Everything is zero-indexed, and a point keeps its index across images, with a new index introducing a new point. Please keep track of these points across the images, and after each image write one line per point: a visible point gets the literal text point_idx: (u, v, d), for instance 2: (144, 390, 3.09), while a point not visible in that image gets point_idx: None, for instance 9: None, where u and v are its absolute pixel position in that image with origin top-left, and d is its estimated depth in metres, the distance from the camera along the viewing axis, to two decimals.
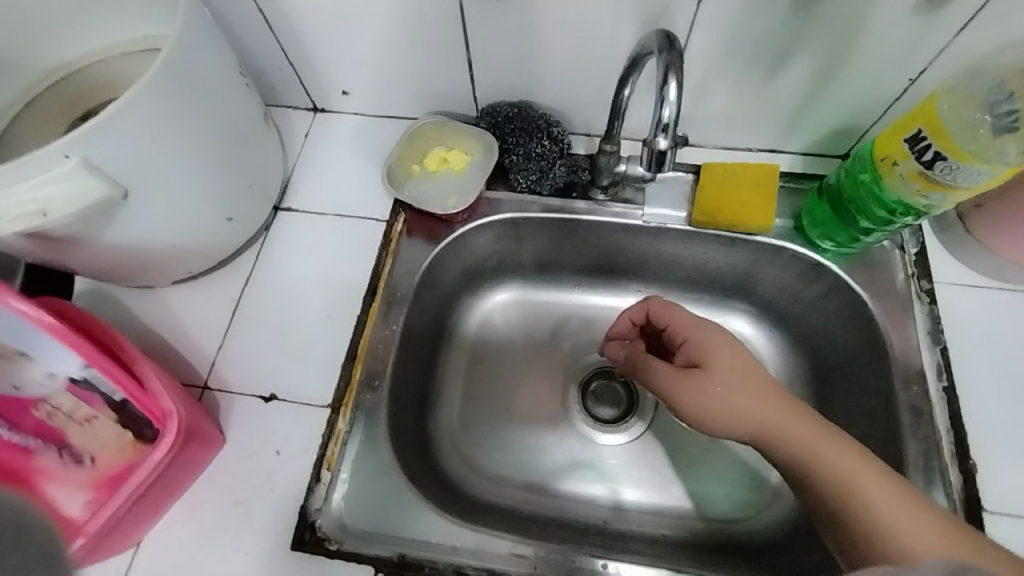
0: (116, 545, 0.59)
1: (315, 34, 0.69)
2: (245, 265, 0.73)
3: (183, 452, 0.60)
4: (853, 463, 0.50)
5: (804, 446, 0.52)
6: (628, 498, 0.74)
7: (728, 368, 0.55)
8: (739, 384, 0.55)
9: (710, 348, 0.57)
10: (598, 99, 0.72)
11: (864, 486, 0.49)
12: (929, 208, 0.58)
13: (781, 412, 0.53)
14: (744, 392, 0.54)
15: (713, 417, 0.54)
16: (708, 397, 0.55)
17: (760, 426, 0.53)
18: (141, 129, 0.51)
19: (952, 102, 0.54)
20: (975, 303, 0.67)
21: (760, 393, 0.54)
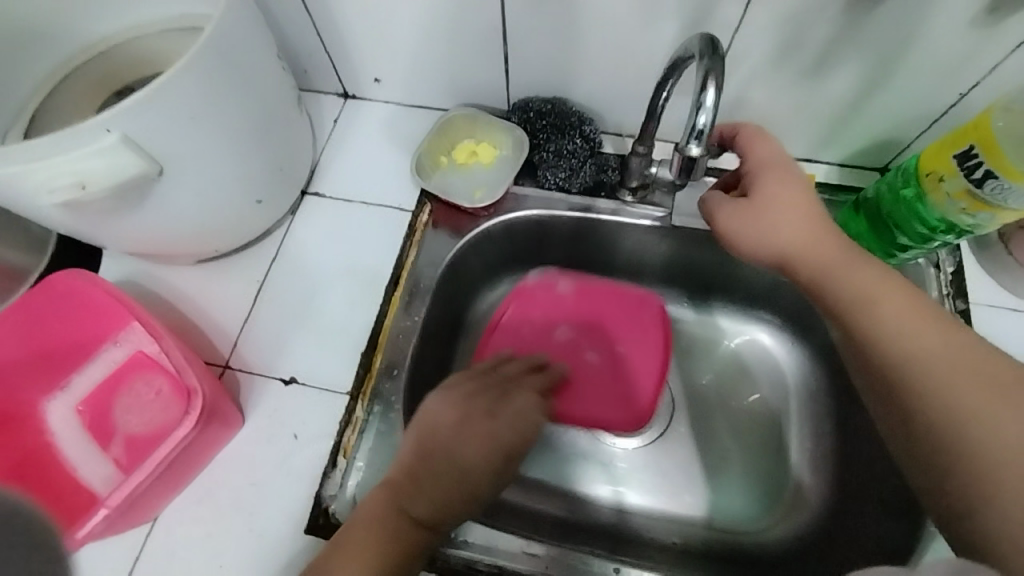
0: (136, 517, 0.60)
1: (351, 21, 0.69)
2: (270, 248, 0.74)
3: (205, 432, 0.60)
4: (932, 330, 0.45)
5: (849, 284, 0.49)
6: (632, 502, 0.73)
7: (793, 207, 0.53)
8: (805, 226, 0.52)
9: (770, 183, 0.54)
10: (633, 98, 0.71)
11: (911, 343, 0.44)
12: (974, 227, 0.56)
13: (822, 247, 0.51)
14: (784, 220, 0.52)
15: (751, 232, 0.53)
16: (768, 229, 0.53)
17: (822, 273, 0.50)
18: (179, 107, 0.51)
19: (1008, 119, 0.52)
20: (1012, 327, 0.65)
21: (804, 225, 0.52)
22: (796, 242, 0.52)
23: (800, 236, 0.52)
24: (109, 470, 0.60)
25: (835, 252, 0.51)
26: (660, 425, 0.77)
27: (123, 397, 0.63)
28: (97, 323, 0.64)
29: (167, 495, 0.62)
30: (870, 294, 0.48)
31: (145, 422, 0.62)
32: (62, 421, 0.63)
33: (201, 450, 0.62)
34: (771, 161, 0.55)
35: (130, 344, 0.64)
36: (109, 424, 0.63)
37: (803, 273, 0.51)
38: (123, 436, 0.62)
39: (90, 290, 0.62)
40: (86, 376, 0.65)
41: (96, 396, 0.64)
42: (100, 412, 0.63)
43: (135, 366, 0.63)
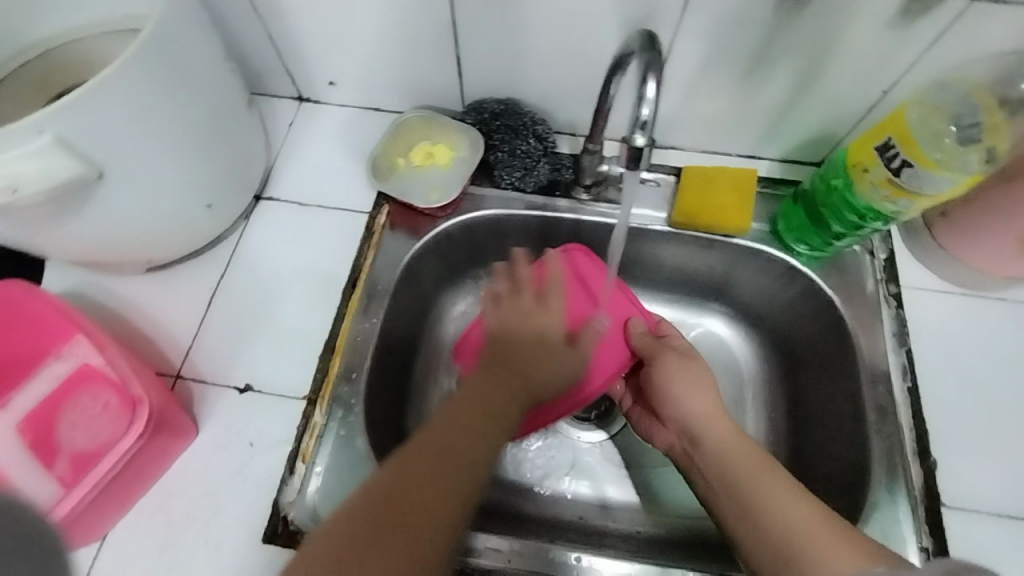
0: (80, 535, 0.57)
1: (301, 24, 0.69)
2: (223, 253, 0.73)
3: (153, 443, 0.58)
4: (786, 492, 0.51)
5: (734, 462, 0.55)
6: (609, 496, 0.75)
7: (693, 389, 0.63)
8: (706, 407, 0.61)
9: (675, 365, 0.65)
10: (582, 99, 0.73)
11: (768, 503, 0.51)
12: (896, 214, 0.60)
13: (719, 427, 0.59)
14: (686, 394, 0.63)
15: (667, 399, 0.64)
16: (679, 406, 0.63)
17: (716, 445, 0.58)
18: (117, 110, 0.50)
19: (919, 113, 0.56)
20: (938, 307, 0.70)
21: (701, 401, 0.62)
22: (699, 422, 0.60)
23: (701, 412, 0.61)
24: (50, 489, 0.58)
25: (727, 429, 0.58)
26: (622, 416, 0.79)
27: (67, 411, 0.61)
28: (38, 336, 0.62)
29: (117, 509, 0.59)
30: (745, 472, 0.54)
31: (91, 438, 0.59)
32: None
33: (152, 461, 0.60)
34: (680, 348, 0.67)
35: (74, 358, 0.61)
36: (52, 442, 0.60)
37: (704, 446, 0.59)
38: (67, 454, 0.59)
39: (29, 303, 0.60)
40: (27, 389, 0.62)
41: (37, 412, 0.61)
42: (42, 427, 0.61)
43: (78, 380, 0.61)
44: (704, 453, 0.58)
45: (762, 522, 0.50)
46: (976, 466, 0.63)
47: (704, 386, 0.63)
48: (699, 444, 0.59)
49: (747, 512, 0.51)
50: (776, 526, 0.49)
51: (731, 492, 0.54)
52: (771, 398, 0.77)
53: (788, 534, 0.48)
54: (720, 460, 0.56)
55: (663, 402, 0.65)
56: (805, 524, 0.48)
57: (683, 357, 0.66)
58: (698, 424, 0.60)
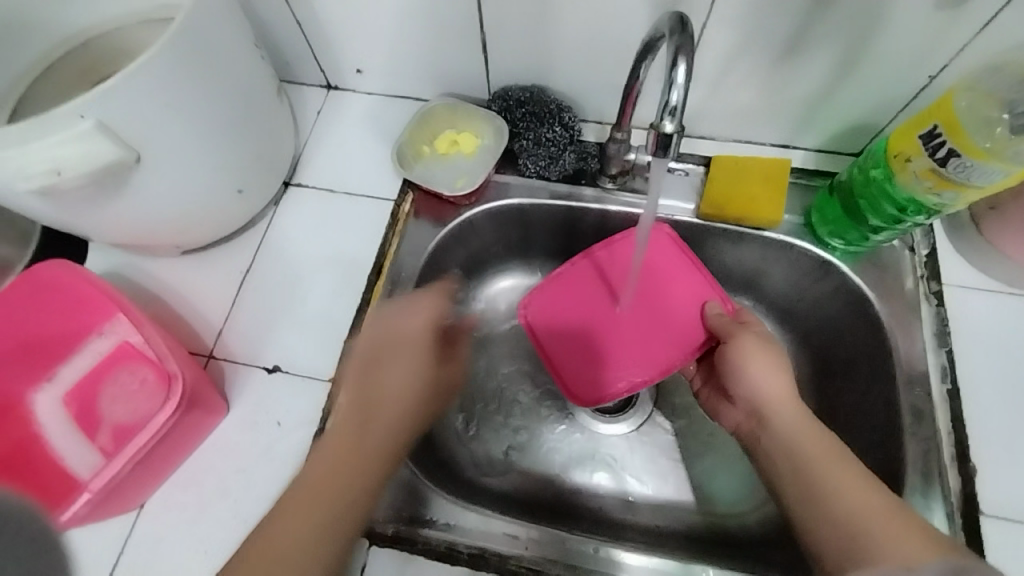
0: (119, 504, 0.60)
1: (329, 12, 0.69)
2: (253, 238, 0.75)
3: (185, 420, 0.61)
4: (860, 486, 0.49)
5: (812, 448, 0.52)
6: (631, 489, 0.74)
7: (765, 371, 0.59)
8: (781, 391, 0.58)
9: (749, 344, 0.61)
10: (609, 87, 0.72)
11: (846, 493, 0.49)
12: (941, 207, 0.57)
13: (795, 410, 0.56)
14: (762, 372, 0.59)
15: (739, 375, 0.60)
16: (749, 387, 0.59)
17: (791, 429, 0.54)
18: (153, 96, 0.51)
19: (969, 100, 0.53)
20: (983, 306, 0.66)
21: (778, 384, 0.58)
22: (771, 406, 0.57)
23: (775, 396, 0.57)
24: (94, 458, 0.61)
25: (802, 417, 0.55)
26: (645, 409, 0.78)
27: (110, 386, 0.64)
28: (79, 316, 0.64)
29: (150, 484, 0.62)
30: (822, 460, 0.51)
31: (130, 412, 0.63)
32: (47, 412, 0.64)
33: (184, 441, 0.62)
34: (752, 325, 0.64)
35: (115, 335, 0.64)
36: (95, 414, 0.63)
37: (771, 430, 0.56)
38: (110, 425, 0.63)
39: (69, 285, 0.63)
40: (71, 364, 0.65)
41: (81, 386, 0.65)
42: (86, 401, 0.64)
43: (119, 356, 0.64)
44: (774, 437, 0.55)
45: (831, 512, 0.48)
46: (1019, 474, 0.60)
47: (782, 369, 0.59)
48: (767, 425, 0.56)
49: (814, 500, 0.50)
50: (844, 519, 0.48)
51: (799, 478, 0.51)
52: (799, 395, 0.75)
53: (857, 528, 0.47)
54: (793, 442, 0.53)
55: (732, 381, 0.61)
56: (877, 523, 0.46)
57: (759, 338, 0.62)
58: (768, 408, 0.57)
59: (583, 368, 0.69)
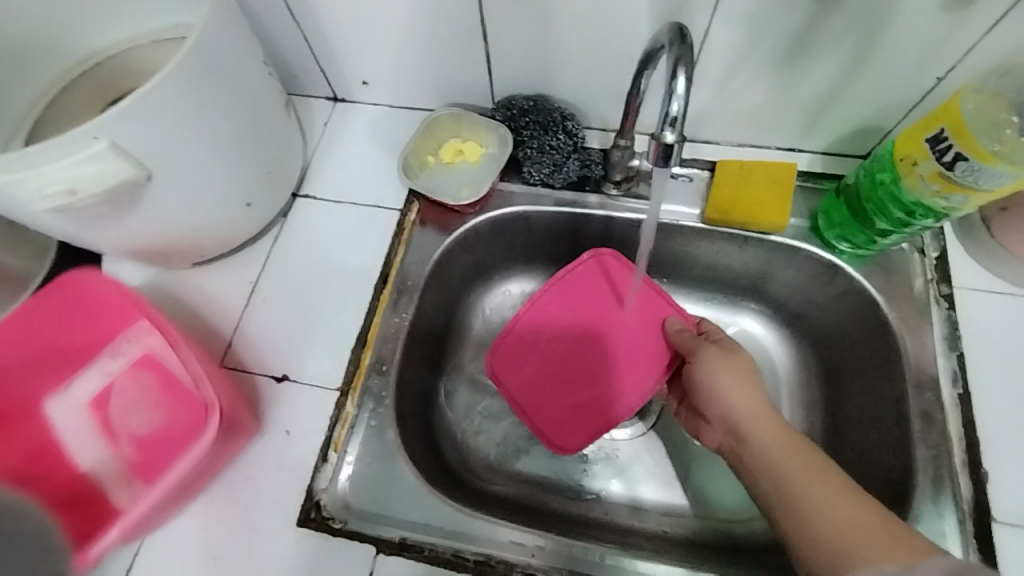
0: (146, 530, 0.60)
1: (335, 26, 0.70)
2: (261, 249, 0.76)
3: (219, 446, 0.61)
4: (834, 491, 0.49)
5: (783, 462, 0.53)
6: (640, 496, 0.74)
7: (733, 385, 0.59)
8: (750, 402, 0.58)
9: (718, 358, 0.62)
10: (613, 94, 0.72)
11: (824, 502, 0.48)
12: (949, 210, 0.56)
13: (766, 422, 0.56)
14: (729, 386, 0.60)
15: (709, 392, 0.61)
16: (721, 404, 0.59)
17: (762, 443, 0.55)
18: (163, 115, 0.53)
19: (976, 103, 0.52)
20: (994, 309, 0.65)
21: (746, 396, 0.58)
22: (745, 421, 0.57)
23: (747, 410, 0.58)
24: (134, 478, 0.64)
25: (774, 429, 0.55)
26: (651, 415, 0.77)
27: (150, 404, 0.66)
28: (98, 337, 0.67)
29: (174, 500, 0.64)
30: (796, 472, 0.51)
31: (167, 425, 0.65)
32: (81, 431, 0.66)
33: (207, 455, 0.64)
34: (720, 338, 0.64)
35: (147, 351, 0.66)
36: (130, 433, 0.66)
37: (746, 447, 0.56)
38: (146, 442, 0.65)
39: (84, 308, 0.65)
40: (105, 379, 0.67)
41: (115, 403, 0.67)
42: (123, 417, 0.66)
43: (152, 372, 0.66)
44: (750, 450, 0.55)
45: (806, 524, 0.48)
46: None
47: (748, 381, 0.59)
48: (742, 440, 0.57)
49: (791, 512, 0.50)
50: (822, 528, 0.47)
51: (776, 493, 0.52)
52: (807, 400, 0.74)
53: (832, 535, 0.46)
54: (764, 456, 0.54)
55: (703, 399, 0.62)
56: (860, 530, 0.46)
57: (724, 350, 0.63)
58: (740, 424, 0.57)
59: (566, 417, 0.71)
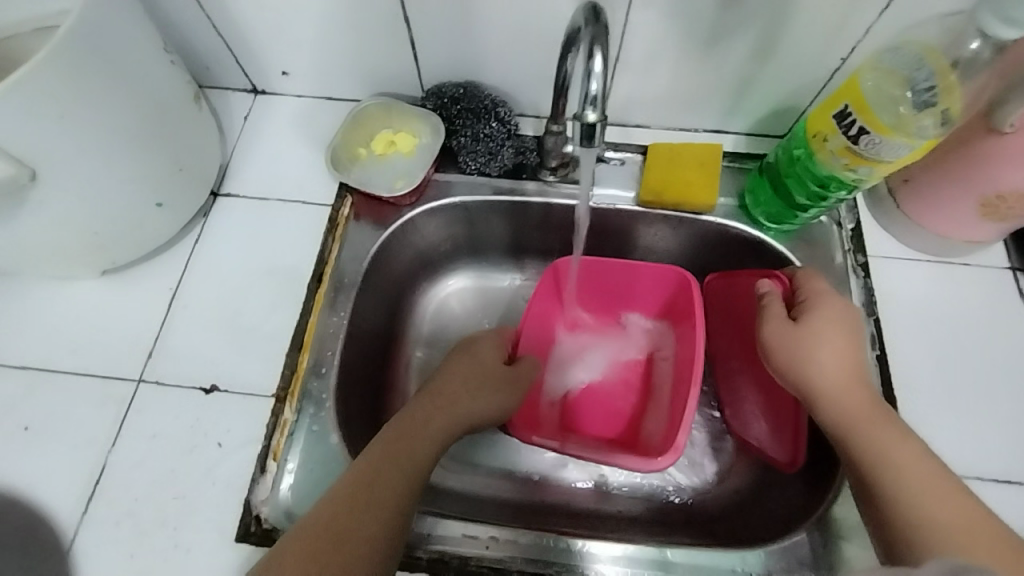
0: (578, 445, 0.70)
1: (246, 12, 0.66)
2: (182, 252, 0.71)
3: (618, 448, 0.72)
4: (920, 460, 0.50)
5: (870, 434, 0.53)
6: (596, 479, 0.74)
7: (831, 348, 0.57)
8: (846, 373, 0.56)
9: (825, 316, 0.59)
10: (543, 80, 0.72)
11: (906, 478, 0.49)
12: (858, 182, 0.59)
13: (855, 394, 0.55)
14: (828, 355, 0.57)
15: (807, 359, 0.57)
16: (809, 370, 0.56)
17: (849, 414, 0.54)
18: (43, 106, 0.48)
19: (874, 80, 0.55)
20: (904, 274, 0.70)
21: (842, 367, 0.57)
22: (830, 386, 0.56)
23: (835, 379, 0.56)
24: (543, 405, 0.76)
25: (861, 395, 0.55)
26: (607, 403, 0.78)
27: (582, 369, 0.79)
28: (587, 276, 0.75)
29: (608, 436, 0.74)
30: (886, 446, 0.52)
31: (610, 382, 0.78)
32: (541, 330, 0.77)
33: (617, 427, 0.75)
34: (822, 292, 0.61)
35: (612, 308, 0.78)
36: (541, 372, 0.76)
37: (829, 409, 0.55)
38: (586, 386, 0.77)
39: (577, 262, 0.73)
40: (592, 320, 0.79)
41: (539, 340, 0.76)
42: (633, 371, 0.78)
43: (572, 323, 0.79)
44: (836, 417, 0.55)
45: (900, 490, 0.49)
46: (945, 430, 0.63)
47: (847, 350, 0.57)
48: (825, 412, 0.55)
49: (882, 478, 0.50)
50: (915, 499, 0.48)
51: (864, 456, 0.52)
52: None
53: (922, 507, 0.47)
54: (853, 427, 0.54)
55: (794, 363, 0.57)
56: (940, 506, 0.47)
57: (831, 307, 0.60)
58: (824, 389, 0.56)
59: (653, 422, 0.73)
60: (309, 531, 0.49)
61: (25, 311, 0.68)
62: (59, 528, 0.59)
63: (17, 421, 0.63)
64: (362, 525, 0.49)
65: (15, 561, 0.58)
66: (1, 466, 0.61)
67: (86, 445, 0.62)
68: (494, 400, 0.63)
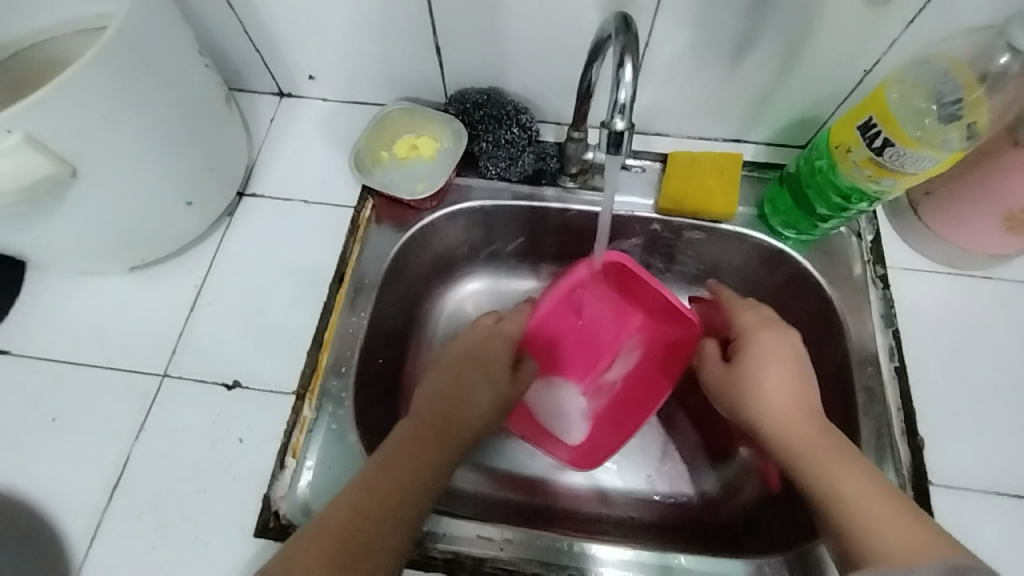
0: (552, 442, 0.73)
1: (277, 16, 0.67)
2: (207, 251, 0.72)
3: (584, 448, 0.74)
4: (868, 480, 0.50)
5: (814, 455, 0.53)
6: (610, 485, 0.74)
7: (770, 380, 0.58)
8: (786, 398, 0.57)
9: (759, 348, 0.60)
10: (565, 87, 0.72)
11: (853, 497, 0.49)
12: (880, 194, 0.59)
13: (797, 419, 0.56)
14: (766, 381, 0.58)
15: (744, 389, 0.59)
16: (750, 409, 0.58)
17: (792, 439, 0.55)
18: (86, 106, 0.50)
19: (900, 92, 0.56)
20: (924, 287, 0.70)
21: (784, 392, 0.57)
22: (775, 423, 0.56)
23: (777, 405, 0.57)
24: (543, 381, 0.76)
25: (806, 423, 0.55)
26: None
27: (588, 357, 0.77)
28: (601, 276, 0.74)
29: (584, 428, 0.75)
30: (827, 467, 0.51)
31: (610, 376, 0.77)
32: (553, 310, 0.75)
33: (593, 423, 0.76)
34: (753, 325, 0.62)
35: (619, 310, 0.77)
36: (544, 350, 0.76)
37: (774, 437, 0.56)
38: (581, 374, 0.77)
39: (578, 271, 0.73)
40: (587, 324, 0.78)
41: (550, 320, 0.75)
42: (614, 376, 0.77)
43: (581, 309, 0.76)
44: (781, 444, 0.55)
45: (850, 515, 0.48)
46: (964, 445, 0.63)
47: (786, 373, 0.58)
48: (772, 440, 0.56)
49: (834, 507, 0.50)
50: (868, 520, 0.47)
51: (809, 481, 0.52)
52: None
53: (869, 526, 0.47)
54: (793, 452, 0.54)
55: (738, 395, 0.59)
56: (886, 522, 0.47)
57: (769, 333, 0.61)
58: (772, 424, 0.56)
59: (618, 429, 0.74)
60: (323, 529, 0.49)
61: (56, 304, 0.70)
62: (83, 517, 0.60)
63: (45, 411, 0.65)
64: (374, 528, 0.50)
65: (41, 549, 0.59)
66: (28, 455, 0.63)
67: (111, 437, 0.63)
68: (494, 402, 0.63)
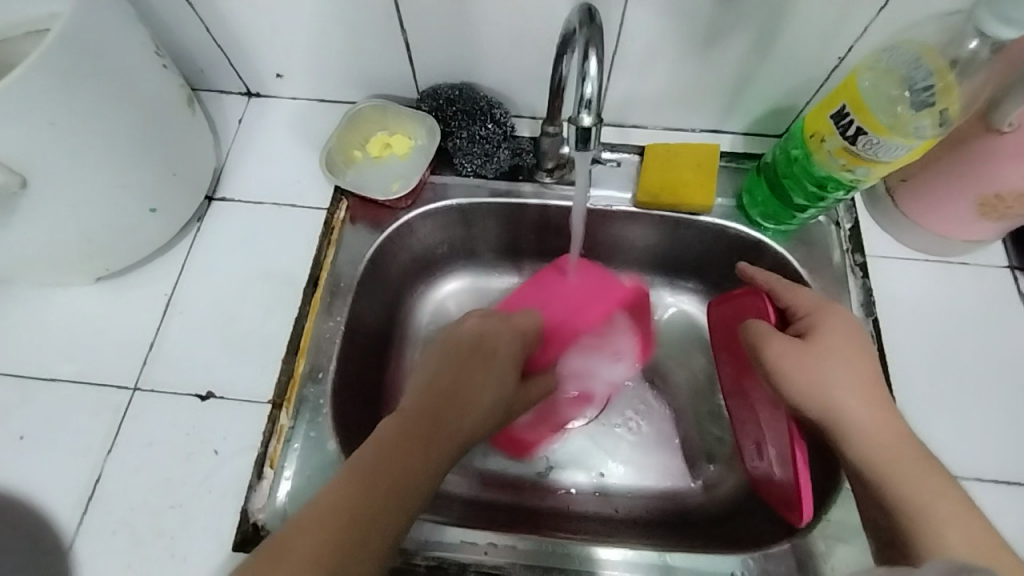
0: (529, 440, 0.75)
1: (239, 15, 0.65)
2: (176, 258, 0.70)
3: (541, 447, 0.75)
4: (926, 471, 0.48)
5: (877, 442, 0.50)
6: (596, 481, 0.74)
7: (847, 368, 0.53)
8: (857, 379, 0.53)
9: (833, 331, 0.56)
10: (538, 81, 0.71)
11: (912, 486, 0.48)
12: (856, 182, 0.59)
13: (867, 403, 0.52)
14: (842, 366, 0.53)
15: (819, 372, 0.53)
16: (830, 398, 0.52)
17: (859, 424, 0.51)
18: (31, 112, 0.48)
19: (872, 80, 0.55)
20: (902, 274, 0.70)
21: (857, 377, 0.53)
22: (853, 414, 0.51)
23: (846, 389, 0.52)
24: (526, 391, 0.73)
25: (884, 413, 0.52)
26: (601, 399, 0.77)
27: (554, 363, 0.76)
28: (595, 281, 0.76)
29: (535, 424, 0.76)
30: (889, 455, 0.49)
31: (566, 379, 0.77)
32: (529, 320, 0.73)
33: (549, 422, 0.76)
34: (819, 303, 0.58)
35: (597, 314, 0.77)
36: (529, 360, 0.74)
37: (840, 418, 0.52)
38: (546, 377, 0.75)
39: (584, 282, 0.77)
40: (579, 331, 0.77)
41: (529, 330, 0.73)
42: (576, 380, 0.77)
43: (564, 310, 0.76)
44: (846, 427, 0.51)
45: (913, 506, 0.47)
46: (944, 430, 0.63)
47: (857, 356, 0.54)
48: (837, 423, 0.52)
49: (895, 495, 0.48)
50: (927, 510, 0.46)
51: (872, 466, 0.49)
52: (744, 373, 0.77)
53: (929, 518, 0.46)
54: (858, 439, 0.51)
55: (804, 377, 0.53)
56: (942, 513, 0.46)
57: (831, 315, 0.57)
58: (852, 414, 0.52)
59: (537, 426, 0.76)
60: (300, 528, 0.46)
61: (19, 319, 0.67)
62: (54, 537, 0.59)
63: (11, 430, 0.63)
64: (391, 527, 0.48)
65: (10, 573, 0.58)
66: None
67: (82, 453, 0.62)
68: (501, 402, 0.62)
